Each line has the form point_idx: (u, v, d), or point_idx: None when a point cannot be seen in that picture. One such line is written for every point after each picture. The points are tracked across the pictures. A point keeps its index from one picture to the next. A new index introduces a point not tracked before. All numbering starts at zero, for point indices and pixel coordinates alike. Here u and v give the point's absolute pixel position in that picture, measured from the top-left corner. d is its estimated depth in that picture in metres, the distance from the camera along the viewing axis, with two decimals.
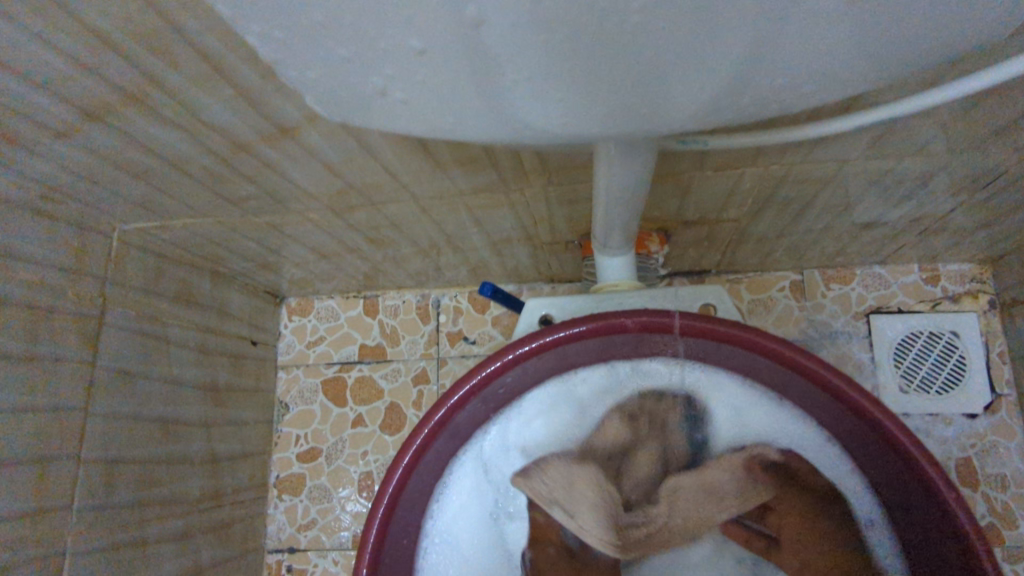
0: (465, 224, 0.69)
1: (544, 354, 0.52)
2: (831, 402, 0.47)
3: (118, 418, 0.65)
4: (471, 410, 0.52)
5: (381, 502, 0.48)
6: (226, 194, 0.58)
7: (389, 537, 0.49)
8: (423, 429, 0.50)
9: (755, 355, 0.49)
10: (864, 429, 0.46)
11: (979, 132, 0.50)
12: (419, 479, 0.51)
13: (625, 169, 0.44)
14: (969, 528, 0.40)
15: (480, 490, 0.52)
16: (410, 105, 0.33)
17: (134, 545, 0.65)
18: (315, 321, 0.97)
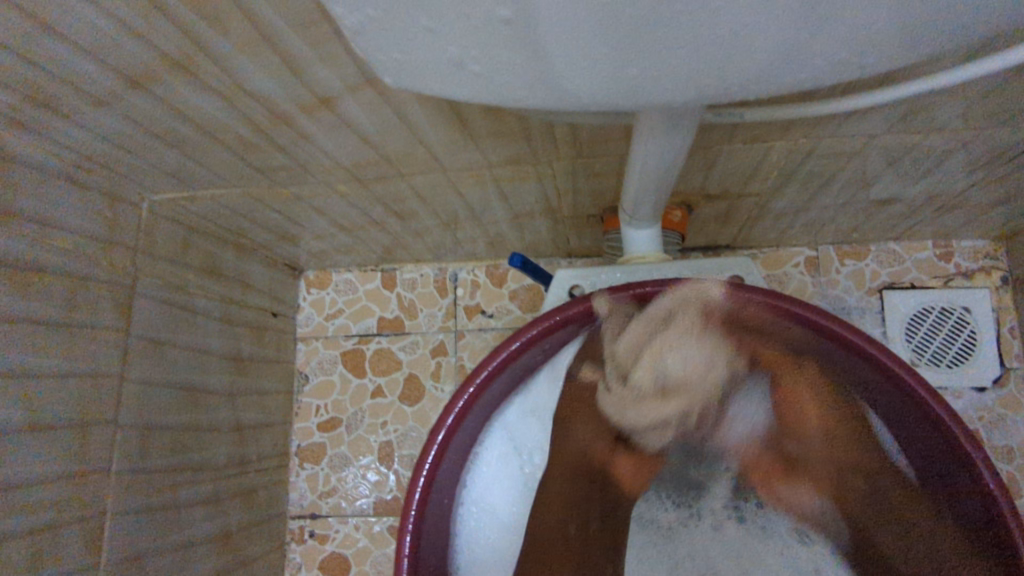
0: (489, 196, 0.70)
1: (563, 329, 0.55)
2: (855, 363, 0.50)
3: (152, 385, 0.66)
4: (499, 385, 0.54)
5: (422, 468, 0.51)
6: (257, 165, 0.59)
7: (429, 503, 0.52)
8: (458, 402, 0.52)
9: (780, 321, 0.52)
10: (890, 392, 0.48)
11: (1007, 108, 0.51)
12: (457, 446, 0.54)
13: (663, 141, 0.45)
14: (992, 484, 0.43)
15: (507, 460, 0.55)
16: (478, 75, 0.34)
17: (168, 508, 0.68)
18: (334, 294, 0.98)
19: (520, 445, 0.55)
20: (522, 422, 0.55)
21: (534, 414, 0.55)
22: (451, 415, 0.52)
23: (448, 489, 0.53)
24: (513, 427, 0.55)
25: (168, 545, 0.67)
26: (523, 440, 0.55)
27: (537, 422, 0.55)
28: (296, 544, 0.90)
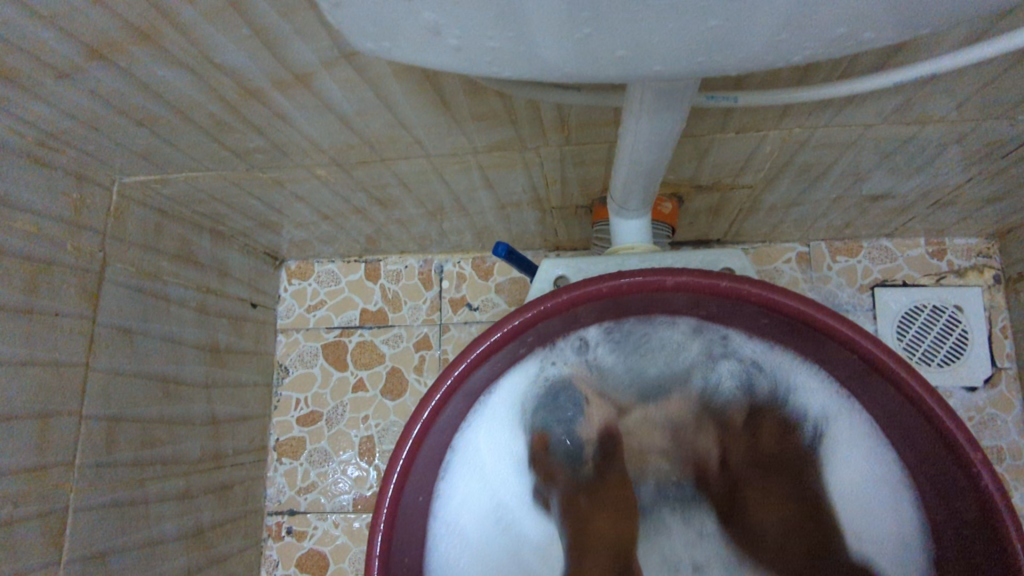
0: (475, 184, 0.67)
1: (529, 330, 0.48)
2: (857, 365, 0.44)
3: (120, 375, 0.64)
4: (452, 410, 0.48)
5: (384, 501, 0.44)
6: (232, 147, 0.56)
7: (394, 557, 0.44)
8: (421, 414, 0.45)
9: (831, 342, 0.45)
10: (914, 418, 0.42)
11: (1011, 97, 0.49)
12: (415, 482, 0.46)
13: (650, 140, 0.43)
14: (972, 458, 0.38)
15: (482, 483, 0.48)
16: (458, 47, 0.32)
17: (137, 504, 0.65)
18: (316, 284, 0.95)
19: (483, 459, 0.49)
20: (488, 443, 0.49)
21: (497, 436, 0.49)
22: (410, 440, 0.45)
23: (413, 529, 0.46)
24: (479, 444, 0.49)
25: (136, 542, 0.65)
26: (495, 465, 0.49)
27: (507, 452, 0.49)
28: (273, 541, 0.88)
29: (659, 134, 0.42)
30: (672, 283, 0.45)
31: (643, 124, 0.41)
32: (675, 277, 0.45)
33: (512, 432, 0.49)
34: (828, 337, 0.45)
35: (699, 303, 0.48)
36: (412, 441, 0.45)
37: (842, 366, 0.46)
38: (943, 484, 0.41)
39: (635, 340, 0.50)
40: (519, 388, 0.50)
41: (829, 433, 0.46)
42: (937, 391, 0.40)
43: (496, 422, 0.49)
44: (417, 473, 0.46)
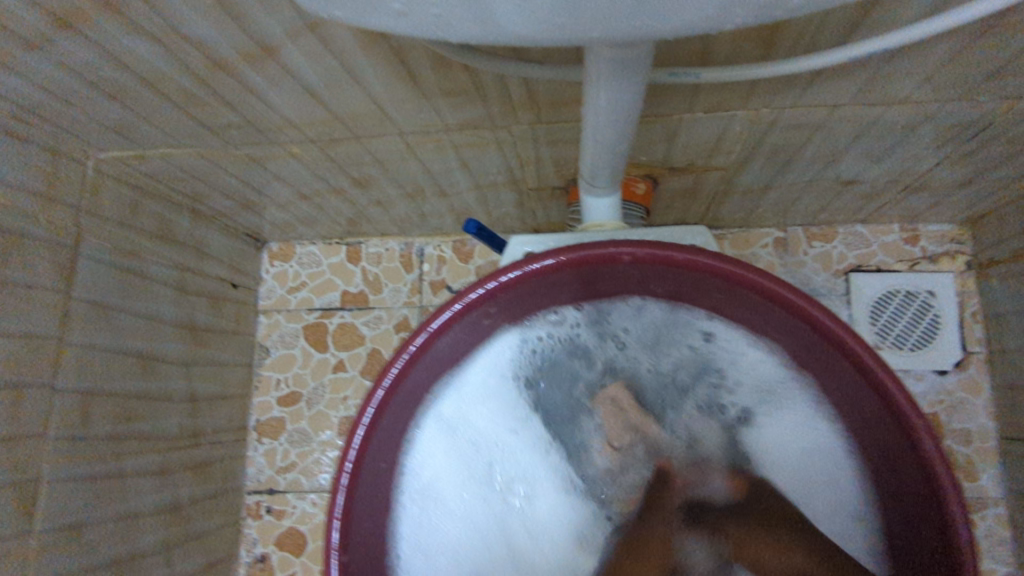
0: (451, 164, 0.68)
1: (501, 295, 0.46)
2: (813, 335, 0.43)
3: (95, 350, 0.64)
4: (414, 381, 0.46)
5: (344, 468, 0.42)
6: (206, 122, 0.57)
7: (355, 530, 0.43)
8: (384, 381, 0.44)
9: (789, 315, 0.43)
10: (862, 386, 0.41)
11: (971, 77, 0.49)
12: (376, 453, 0.44)
13: (612, 117, 0.44)
14: (916, 423, 0.38)
15: (456, 454, 0.50)
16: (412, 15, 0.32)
17: (112, 477, 0.66)
18: (297, 267, 0.96)
19: (456, 430, 0.50)
20: (459, 417, 0.50)
21: (468, 413, 0.50)
22: (372, 407, 0.43)
23: (375, 502, 0.45)
24: (450, 418, 0.50)
25: (111, 514, 0.66)
26: (469, 437, 0.50)
27: (478, 427, 0.51)
28: (252, 520, 0.89)
29: (617, 110, 0.43)
30: (628, 259, 0.44)
31: (599, 101, 0.42)
32: (630, 250, 0.43)
33: (490, 412, 0.51)
34: (795, 315, 0.43)
35: (658, 277, 0.46)
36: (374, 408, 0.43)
37: (799, 350, 0.46)
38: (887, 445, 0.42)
39: (601, 333, 0.51)
40: (493, 368, 0.51)
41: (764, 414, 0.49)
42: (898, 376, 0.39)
43: (466, 398, 0.50)
44: (377, 443, 0.44)
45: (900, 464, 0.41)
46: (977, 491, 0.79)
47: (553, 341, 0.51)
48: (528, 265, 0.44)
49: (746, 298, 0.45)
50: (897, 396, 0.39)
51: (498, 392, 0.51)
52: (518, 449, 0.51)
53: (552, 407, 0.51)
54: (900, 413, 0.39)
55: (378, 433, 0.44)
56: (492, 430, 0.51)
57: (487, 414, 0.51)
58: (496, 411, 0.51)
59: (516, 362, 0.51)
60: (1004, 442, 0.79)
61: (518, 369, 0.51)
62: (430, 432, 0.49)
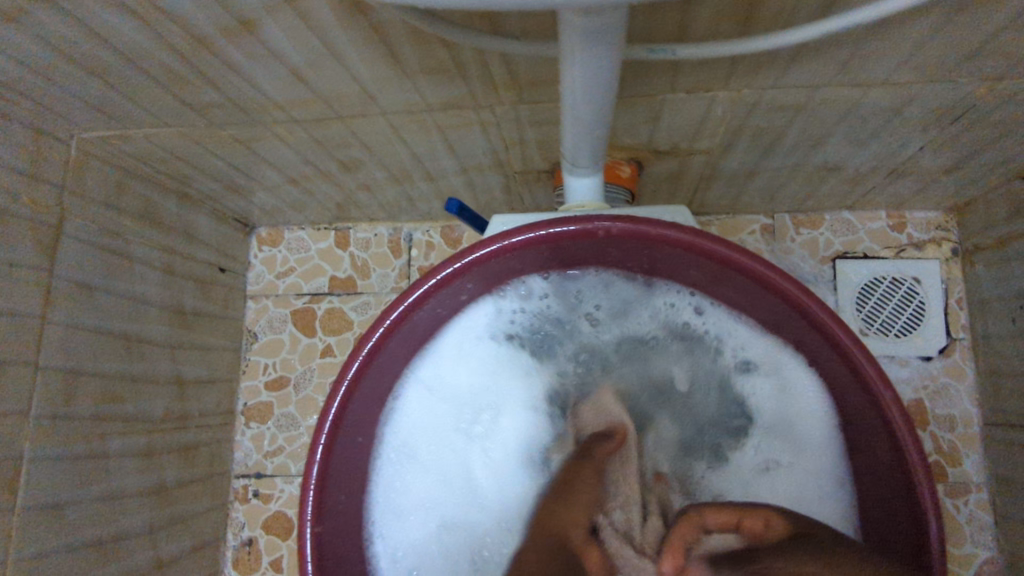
0: (436, 146, 0.68)
1: (478, 270, 0.47)
2: (785, 309, 0.44)
3: (80, 329, 0.64)
4: (388, 355, 0.47)
5: (318, 442, 0.43)
6: (188, 101, 0.57)
7: (329, 501, 0.44)
8: (358, 356, 0.44)
9: (762, 290, 0.45)
10: (833, 359, 0.43)
11: (950, 57, 0.49)
12: (352, 425, 0.45)
13: (588, 92, 0.44)
14: (886, 394, 0.39)
15: (434, 414, 0.51)
16: None
17: (96, 458, 0.66)
18: (285, 252, 0.96)
19: (435, 390, 0.51)
20: (439, 377, 0.51)
21: (447, 373, 0.52)
22: (345, 382, 0.44)
23: (347, 476, 0.46)
24: (431, 377, 0.51)
25: (95, 495, 0.66)
26: (449, 396, 0.52)
27: (457, 387, 0.52)
28: (239, 504, 0.89)
29: (593, 83, 0.43)
30: (604, 233, 0.44)
31: (574, 75, 0.42)
32: (606, 223, 0.44)
33: (469, 374, 0.52)
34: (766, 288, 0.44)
35: (635, 251, 0.47)
36: (347, 384, 0.44)
37: (776, 317, 0.47)
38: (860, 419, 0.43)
39: (579, 299, 0.52)
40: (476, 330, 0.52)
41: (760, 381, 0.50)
42: (862, 344, 0.41)
43: (448, 358, 0.52)
44: (353, 415, 0.45)
45: (873, 435, 0.42)
46: (959, 476, 0.79)
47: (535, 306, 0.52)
48: (507, 240, 0.45)
49: (722, 272, 0.45)
50: (867, 369, 0.40)
51: (478, 354, 0.52)
52: (497, 412, 0.53)
53: (530, 370, 0.53)
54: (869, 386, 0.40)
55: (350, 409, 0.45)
56: (470, 392, 0.52)
57: (467, 376, 0.52)
58: (476, 372, 0.53)
59: (495, 326, 0.52)
60: (986, 427, 0.79)
61: (500, 332, 0.52)
62: (411, 390, 0.51)
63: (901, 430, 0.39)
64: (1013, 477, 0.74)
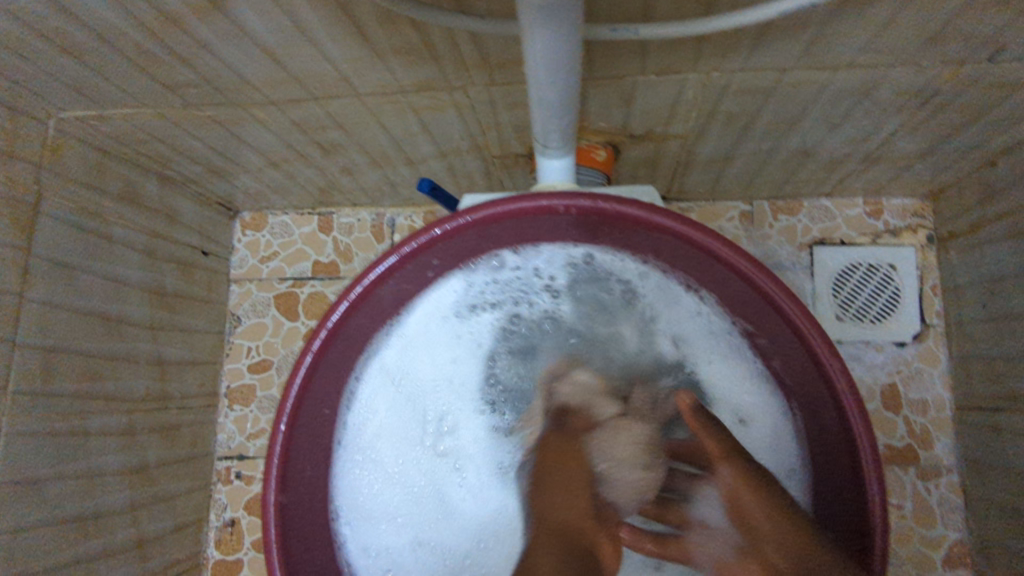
0: (412, 129, 0.68)
1: (440, 246, 0.49)
2: (738, 282, 0.47)
3: (58, 307, 0.65)
4: (352, 327, 0.49)
5: (283, 412, 0.45)
6: (163, 80, 0.57)
7: (292, 470, 0.46)
8: (322, 330, 0.46)
9: (718, 266, 0.47)
10: (782, 329, 0.46)
11: (912, 40, 0.50)
12: (316, 396, 0.48)
13: (552, 73, 0.45)
14: (832, 363, 0.43)
15: (395, 403, 0.55)
16: None
17: (75, 435, 0.67)
18: (269, 236, 0.96)
19: (397, 380, 0.55)
20: (400, 366, 0.55)
21: (408, 363, 0.55)
22: (311, 353, 0.46)
23: (310, 444, 0.48)
24: (393, 368, 0.55)
25: (74, 472, 0.67)
26: (412, 383, 0.56)
27: (417, 376, 0.56)
28: (222, 485, 0.90)
29: (554, 64, 0.44)
30: (565, 209, 0.47)
31: (537, 58, 0.43)
32: (562, 200, 0.46)
33: (430, 363, 0.56)
34: (717, 260, 0.46)
35: (595, 228, 0.50)
36: (312, 355, 0.46)
37: (727, 284, 0.48)
38: (804, 387, 0.46)
39: (534, 285, 0.55)
40: (430, 318, 0.55)
41: (710, 356, 0.52)
42: (808, 311, 0.44)
43: (408, 349, 0.55)
44: (317, 385, 0.48)
45: (817, 402, 0.45)
46: (931, 460, 0.81)
47: (488, 295, 0.55)
48: (463, 219, 0.47)
49: (674, 245, 0.48)
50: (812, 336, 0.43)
51: (435, 342, 0.56)
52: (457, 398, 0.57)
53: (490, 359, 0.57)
54: (817, 356, 0.43)
55: (314, 379, 0.47)
56: (429, 379, 0.56)
57: (429, 363, 0.56)
58: (435, 362, 0.56)
59: (456, 315, 0.56)
60: (958, 411, 0.80)
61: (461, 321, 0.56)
62: (374, 382, 0.54)
63: (851, 409, 0.42)
64: (982, 459, 0.75)
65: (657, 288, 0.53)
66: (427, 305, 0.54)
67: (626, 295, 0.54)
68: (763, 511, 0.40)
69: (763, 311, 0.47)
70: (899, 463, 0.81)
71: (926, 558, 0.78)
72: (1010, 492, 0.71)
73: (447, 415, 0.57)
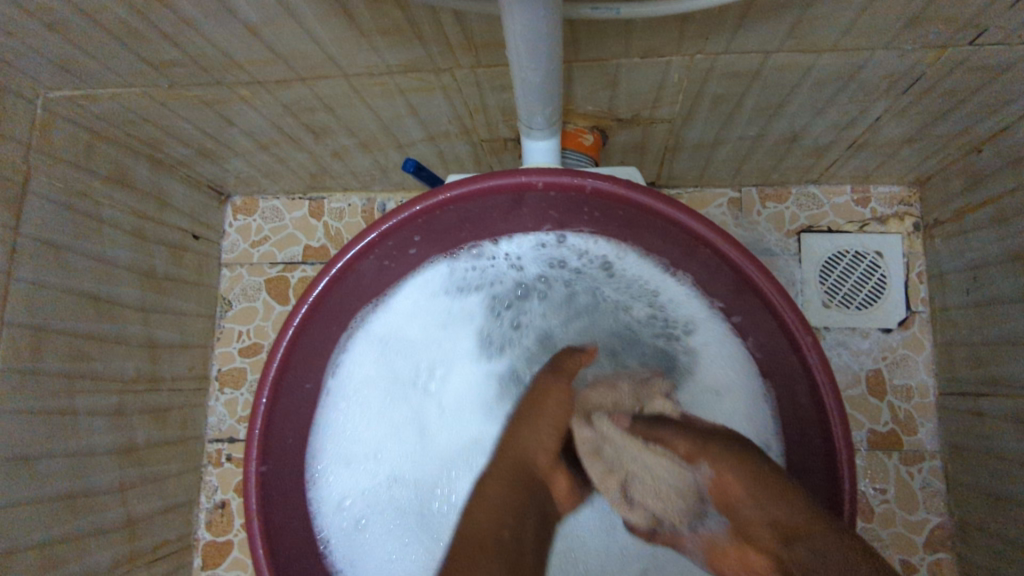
0: (400, 111, 0.68)
1: (421, 222, 0.50)
2: (722, 266, 0.48)
3: (46, 287, 0.65)
4: (334, 301, 0.51)
5: (264, 386, 0.47)
6: (149, 58, 0.57)
7: (271, 442, 0.49)
8: (303, 303, 0.48)
9: (702, 250, 0.48)
10: (765, 312, 0.47)
11: (892, 21, 0.50)
12: (295, 369, 0.50)
13: (534, 56, 0.45)
14: (810, 348, 0.44)
15: (384, 361, 0.59)
16: None
17: (64, 414, 0.67)
18: (260, 221, 0.96)
19: (385, 343, 0.59)
20: (388, 329, 0.58)
21: (396, 326, 0.59)
22: (292, 327, 0.48)
23: (287, 417, 0.51)
24: (380, 334, 0.58)
25: (63, 450, 0.67)
26: (400, 343, 0.60)
27: (405, 337, 0.60)
28: (213, 468, 0.91)
29: (535, 47, 0.44)
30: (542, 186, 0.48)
31: (518, 41, 0.44)
32: (541, 177, 0.47)
33: (417, 326, 0.60)
34: (698, 243, 0.48)
35: (571, 206, 0.51)
36: (293, 328, 0.48)
37: (709, 265, 0.50)
38: (783, 368, 0.48)
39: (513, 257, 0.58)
40: (420, 290, 0.58)
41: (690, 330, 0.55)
42: (788, 293, 0.45)
43: (396, 313, 0.58)
44: (297, 358, 0.50)
45: (794, 380, 0.47)
46: (915, 446, 0.81)
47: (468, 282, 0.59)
48: (443, 195, 0.48)
49: (651, 222, 0.49)
50: (790, 321, 0.44)
51: (425, 311, 0.59)
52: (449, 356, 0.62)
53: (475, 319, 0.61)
54: (794, 338, 0.45)
55: (293, 353, 0.49)
56: (418, 338, 0.60)
57: (417, 326, 0.60)
58: (423, 326, 0.60)
59: (442, 282, 0.59)
60: (942, 397, 0.81)
61: (448, 288, 0.59)
62: (361, 345, 0.57)
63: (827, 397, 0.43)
64: (964, 444, 0.76)
65: (639, 269, 0.55)
66: (411, 294, 0.59)
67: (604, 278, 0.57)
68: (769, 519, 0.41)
69: (744, 293, 0.48)
70: (882, 448, 0.82)
71: (908, 542, 0.79)
72: (990, 475, 0.72)
73: (437, 363, 0.62)
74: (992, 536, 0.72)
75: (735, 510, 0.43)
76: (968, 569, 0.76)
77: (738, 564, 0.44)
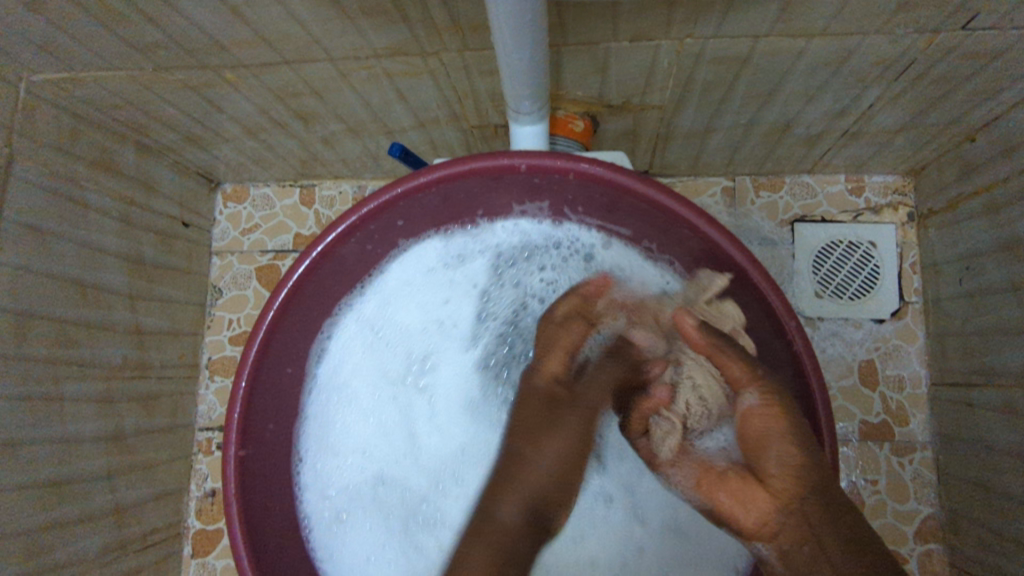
0: (388, 96, 0.68)
1: (399, 206, 0.51)
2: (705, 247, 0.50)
3: (31, 272, 0.65)
4: (314, 286, 0.52)
5: (244, 368, 0.48)
6: (131, 40, 0.57)
7: (253, 425, 0.50)
8: (284, 286, 0.49)
9: (685, 230, 0.50)
10: (747, 294, 0.49)
11: (880, 5, 0.50)
12: (276, 354, 0.51)
13: (518, 41, 0.45)
14: (792, 327, 0.46)
15: (372, 348, 0.60)
16: None
17: (52, 401, 0.67)
18: (250, 208, 0.96)
19: (373, 328, 0.59)
20: (378, 311, 0.59)
21: (387, 308, 0.59)
22: (273, 309, 0.49)
23: (267, 403, 0.52)
24: (370, 317, 0.59)
25: (52, 436, 0.67)
26: (389, 330, 0.60)
27: (395, 325, 0.60)
28: (203, 456, 0.90)
29: (521, 33, 0.44)
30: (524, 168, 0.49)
31: (502, 25, 0.43)
32: (523, 159, 0.48)
33: (410, 313, 0.60)
34: (680, 224, 0.49)
35: (557, 189, 0.52)
36: (273, 312, 0.49)
37: (691, 246, 0.51)
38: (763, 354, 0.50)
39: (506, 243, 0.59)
40: (414, 270, 0.59)
41: None
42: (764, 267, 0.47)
43: (385, 297, 0.59)
44: (277, 342, 0.51)
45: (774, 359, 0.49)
46: (907, 436, 0.81)
47: (450, 276, 0.60)
48: (423, 178, 0.49)
49: (634, 202, 0.50)
50: (774, 299, 0.46)
51: (417, 296, 0.60)
52: (442, 351, 0.62)
53: (469, 310, 0.61)
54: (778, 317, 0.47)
55: (275, 337, 0.50)
56: (409, 329, 0.60)
57: (409, 315, 0.60)
58: (416, 313, 0.60)
59: (435, 265, 0.60)
60: (934, 387, 0.81)
61: (440, 271, 0.60)
62: (349, 329, 0.59)
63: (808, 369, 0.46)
64: (955, 434, 0.76)
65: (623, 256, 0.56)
66: (395, 283, 0.59)
67: (579, 269, 0.58)
68: (792, 465, 0.43)
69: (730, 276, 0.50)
70: (874, 439, 0.81)
71: (899, 532, 0.79)
72: (980, 467, 0.72)
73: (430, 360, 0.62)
74: (982, 526, 0.71)
75: (765, 444, 0.44)
76: (958, 559, 0.76)
77: (737, 501, 0.45)
